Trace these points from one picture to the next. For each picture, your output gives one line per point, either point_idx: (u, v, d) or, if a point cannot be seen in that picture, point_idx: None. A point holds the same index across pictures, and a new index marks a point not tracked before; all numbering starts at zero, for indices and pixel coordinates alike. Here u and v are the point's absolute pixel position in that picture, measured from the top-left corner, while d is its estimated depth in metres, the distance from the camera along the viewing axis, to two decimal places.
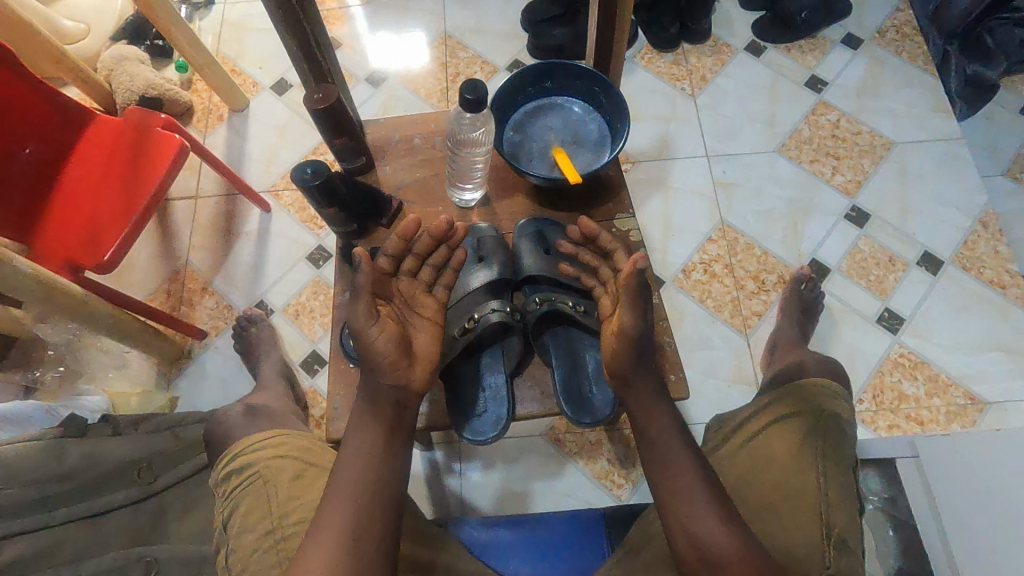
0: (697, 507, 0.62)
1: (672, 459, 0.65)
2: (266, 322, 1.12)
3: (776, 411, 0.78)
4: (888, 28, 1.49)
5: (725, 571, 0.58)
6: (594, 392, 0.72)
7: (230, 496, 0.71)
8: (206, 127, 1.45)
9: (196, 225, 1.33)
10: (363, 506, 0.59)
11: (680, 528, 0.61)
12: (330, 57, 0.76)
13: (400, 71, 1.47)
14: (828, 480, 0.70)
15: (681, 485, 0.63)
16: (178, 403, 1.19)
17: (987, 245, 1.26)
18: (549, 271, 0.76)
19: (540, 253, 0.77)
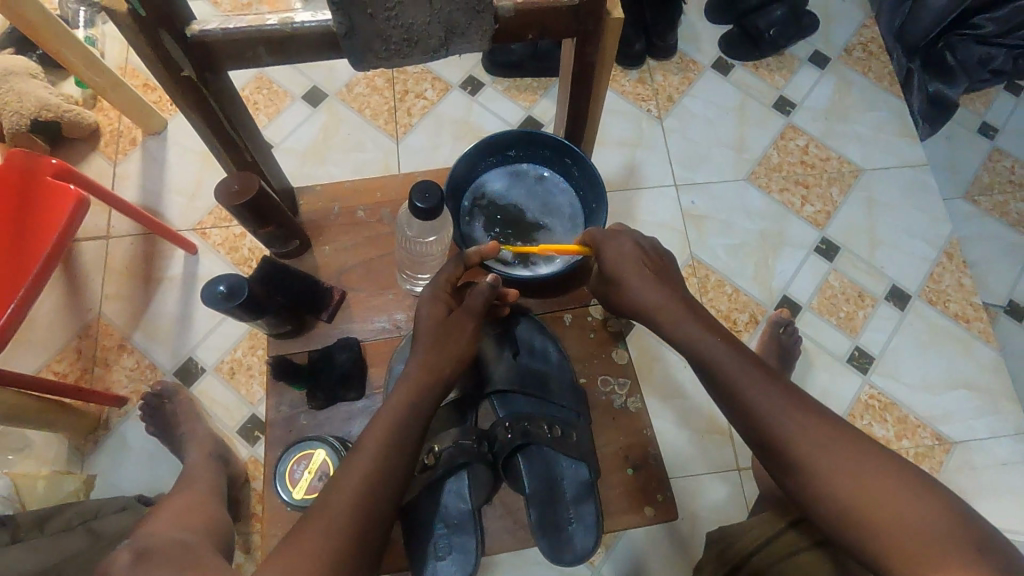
0: (755, 392, 0.67)
1: (731, 371, 0.70)
2: (181, 395, 1.01)
3: (791, 540, 0.71)
4: (854, 46, 1.45)
5: (790, 442, 0.64)
6: (572, 522, 0.77)
7: None
8: (116, 152, 1.26)
9: (108, 270, 1.17)
10: (397, 438, 0.64)
11: (740, 410, 0.68)
12: (251, 135, 0.73)
13: (342, 87, 1.32)
14: None
15: (737, 375, 0.69)
16: (95, 482, 1.04)
17: (951, 277, 1.25)
18: (514, 383, 0.81)
19: (507, 357, 0.83)
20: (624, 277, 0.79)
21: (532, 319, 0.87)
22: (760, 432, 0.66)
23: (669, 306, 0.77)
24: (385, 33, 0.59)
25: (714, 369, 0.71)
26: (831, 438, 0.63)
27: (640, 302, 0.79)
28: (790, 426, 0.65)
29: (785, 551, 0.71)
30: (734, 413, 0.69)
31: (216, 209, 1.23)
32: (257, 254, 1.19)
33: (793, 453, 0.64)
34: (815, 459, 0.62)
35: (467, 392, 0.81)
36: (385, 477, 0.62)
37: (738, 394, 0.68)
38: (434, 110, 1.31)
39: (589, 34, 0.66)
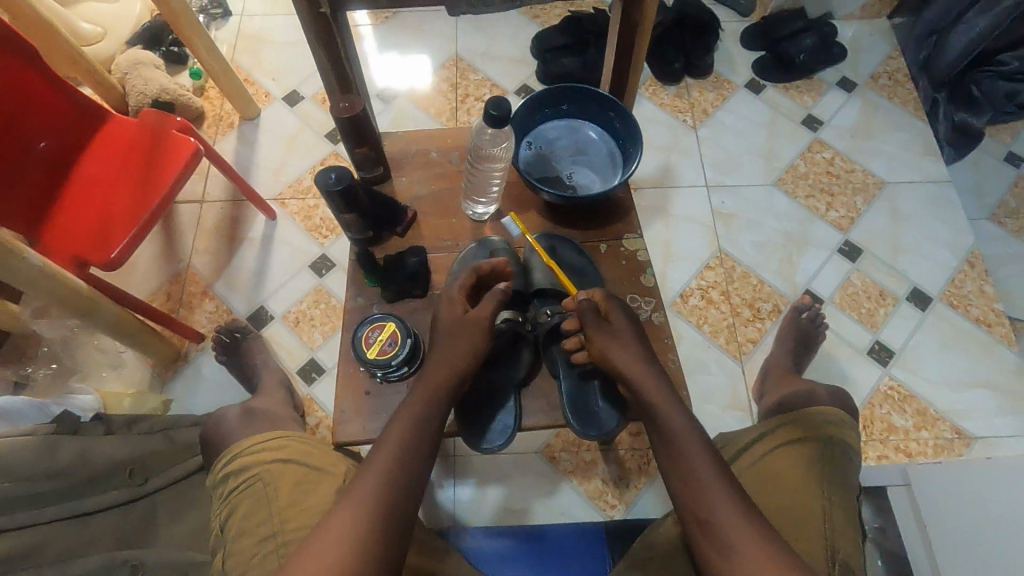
0: (699, 471, 0.63)
1: (690, 453, 0.64)
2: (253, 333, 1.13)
3: (782, 437, 0.73)
4: (880, 75, 1.56)
5: (717, 529, 0.60)
6: (601, 406, 0.75)
7: (229, 498, 0.72)
8: (216, 132, 1.46)
9: (200, 228, 1.34)
10: (417, 436, 0.63)
11: (679, 483, 0.64)
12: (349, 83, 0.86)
13: (412, 89, 1.51)
14: (831, 504, 0.67)
15: (687, 451, 0.65)
16: (171, 406, 1.17)
17: (973, 284, 1.30)
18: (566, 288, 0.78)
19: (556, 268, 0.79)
20: (617, 327, 0.71)
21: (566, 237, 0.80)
22: (692, 510, 0.62)
23: (643, 372, 0.69)
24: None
25: (675, 448, 0.65)
26: (766, 536, 0.59)
27: (624, 362, 0.69)
28: (728, 513, 0.60)
29: (773, 446, 0.73)
30: (677, 494, 0.64)
31: (295, 184, 1.40)
32: (327, 223, 1.36)
33: (721, 542, 0.59)
34: (744, 551, 0.58)
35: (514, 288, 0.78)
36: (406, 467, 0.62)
37: (690, 475, 0.63)
38: None
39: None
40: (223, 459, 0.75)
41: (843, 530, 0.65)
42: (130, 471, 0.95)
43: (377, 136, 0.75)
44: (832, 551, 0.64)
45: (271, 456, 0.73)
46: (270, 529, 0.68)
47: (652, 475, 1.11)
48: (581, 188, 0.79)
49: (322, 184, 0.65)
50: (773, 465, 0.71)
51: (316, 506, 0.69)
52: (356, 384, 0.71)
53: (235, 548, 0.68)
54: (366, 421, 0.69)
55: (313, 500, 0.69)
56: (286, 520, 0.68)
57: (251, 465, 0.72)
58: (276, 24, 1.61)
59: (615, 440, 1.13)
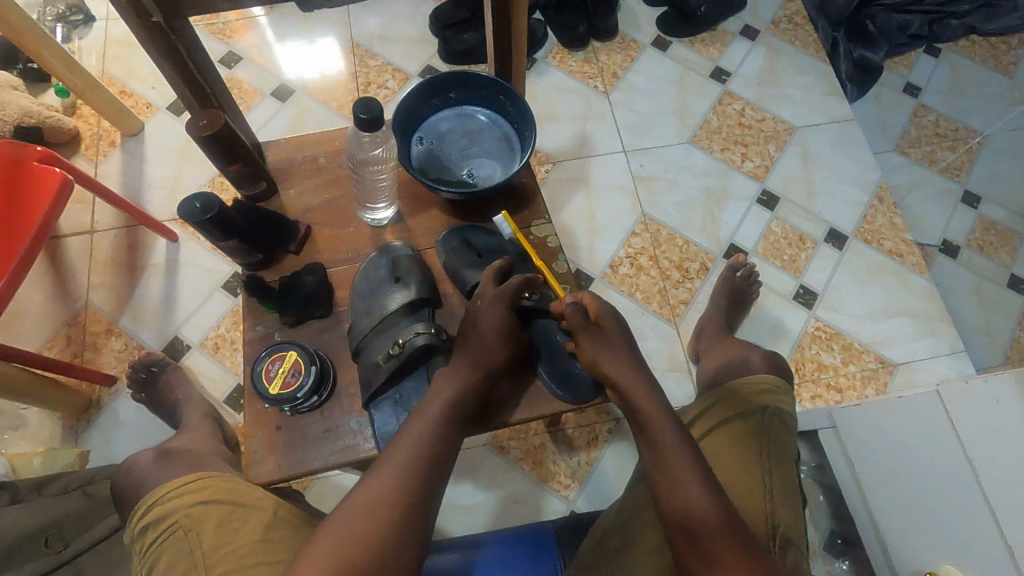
0: (687, 478, 0.61)
1: (673, 453, 0.64)
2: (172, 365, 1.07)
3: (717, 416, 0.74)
4: (781, 19, 1.57)
5: (704, 536, 0.58)
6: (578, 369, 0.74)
7: (149, 553, 0.66)
8: (96, 154, 1.33)
9: (94, 262, 1.23)
10: (432, 444, 0.62)
11: (668, 491, 0.62)
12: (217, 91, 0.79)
13: (309, 83, 1.41)
14: (770, 474, 0.68)
15: (678, 459, 0.63)
16: (90, 457, 1.09)
17: (884, 218, 1.35)
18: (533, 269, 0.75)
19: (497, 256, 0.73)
20: (611, 337, 0.72)
21: (481, 227, 0.76)
22: (680, 517, 0.60)
23: (635, 380, 0.69)
24: None
25: (658, 447, 0.65)
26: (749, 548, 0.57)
27: (614, 369, 0.70)
28: (711, 510, 0.59)
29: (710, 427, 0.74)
30: (659, 493, 0.63)
31: None
32: None
33: (707, 551, 0.57)
34: (721, 548, 0.57)
35: (420, 293, 0.70)
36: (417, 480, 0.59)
37: (671, 473, 0.63)
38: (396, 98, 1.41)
39: None
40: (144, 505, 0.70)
41: (782, 499, 0.67)
42: (46, 537, 0.88)
43: (250, 150, 0.69)
44: (772, 521, 0.64)
45: (191, 498, 0.68)
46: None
47: (603, 449, 1.12)
48: (482, 180, 0.75)
49: (186, 216, 0.58)
50: (713, 443, 0.72)
51: (242, 547, 0.64)
52: (265, 420, 0.66)
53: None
54: (280, 458, 0.65)
55: (236, 543, 0.64)
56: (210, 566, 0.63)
57: (169, 511, 0.67)
58: None
59: (561, 420, 1.13)
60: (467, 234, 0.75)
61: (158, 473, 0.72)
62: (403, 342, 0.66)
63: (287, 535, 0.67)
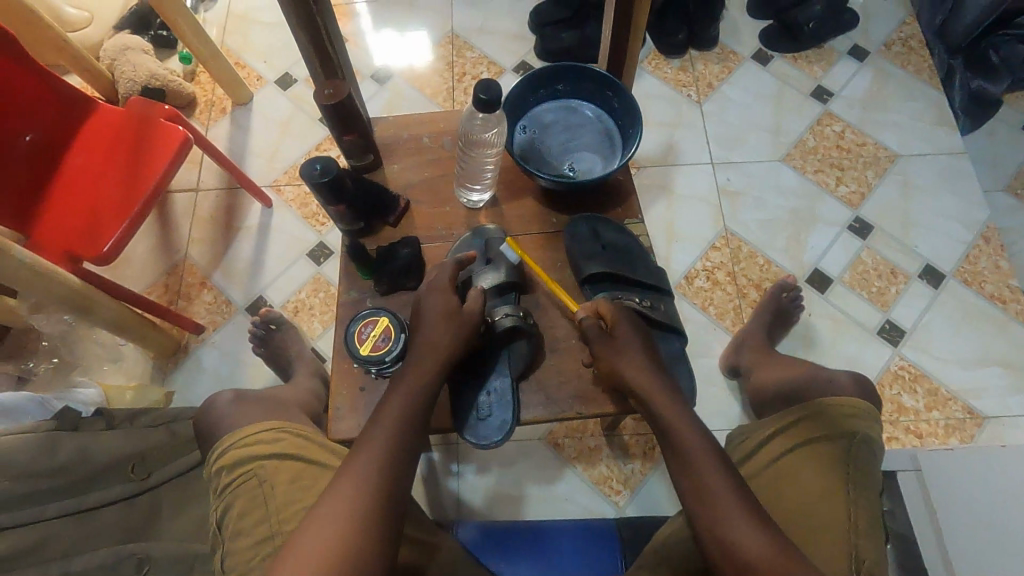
0: (727, 506, 0.59)
1: (703, 471, 0.62)
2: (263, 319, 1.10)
3: (803, 436, 0.73)
4: (894, 42, 1.50)
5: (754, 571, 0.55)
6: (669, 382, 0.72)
7: (224, 495, 0.67)
8: (208, 119, 1.43)
9: (195, 218, 1.32)
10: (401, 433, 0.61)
11: (707, 518, 0.60)
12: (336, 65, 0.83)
13: (407, 69, 1.46)
14: (857, 506, 0.66)
15: (711, 482, 0.61)
16: (173, 398, 1.17)
17: (988, 260, 1.26)
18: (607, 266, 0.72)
19: (596, 249, 0.73)
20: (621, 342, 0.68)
21: (588, 220, 0.75)
22: (725, 547, 0.57)
23: (647, 381, 0.66)
24: None
25: (689, 465, 0.63)
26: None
27: (628, 368, 0.66)
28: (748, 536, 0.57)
29: (797, 447, 0.72)
30: (697, 520, 0.60)
31: (290, 170, 1.37)
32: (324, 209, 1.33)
33: None
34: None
35: (508, 276, 0.72)
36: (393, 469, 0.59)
37: (709, 495, 0.60)
38: None
39: None
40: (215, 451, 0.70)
41: (867, 532, 0.65)
42: (132, 465, 0.95)
43: (365, 122, 0.72)
44: (855, 557, 0.63)
45: (266, 451, 0.68)
46: (264, 527, 0.64)
47: (658, 460, 1.10)
48: (582, 173, 0.75)
49: (306, 176, 0.62)
50: (798, 465, 0.71)
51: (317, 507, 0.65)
52: (350, 379, 0.69)
53: (230, 548, 0.64)
54: (361, 417, 0.68)
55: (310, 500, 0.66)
56: (282, 520, 0.64)
57: (243, 461, 0.68)
58: (267, 4, 1.56)
59: (620, 426, 1.12)
60: (574, 229, 0.75)
61: (238, 413, 0.74)
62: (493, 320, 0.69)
63: None
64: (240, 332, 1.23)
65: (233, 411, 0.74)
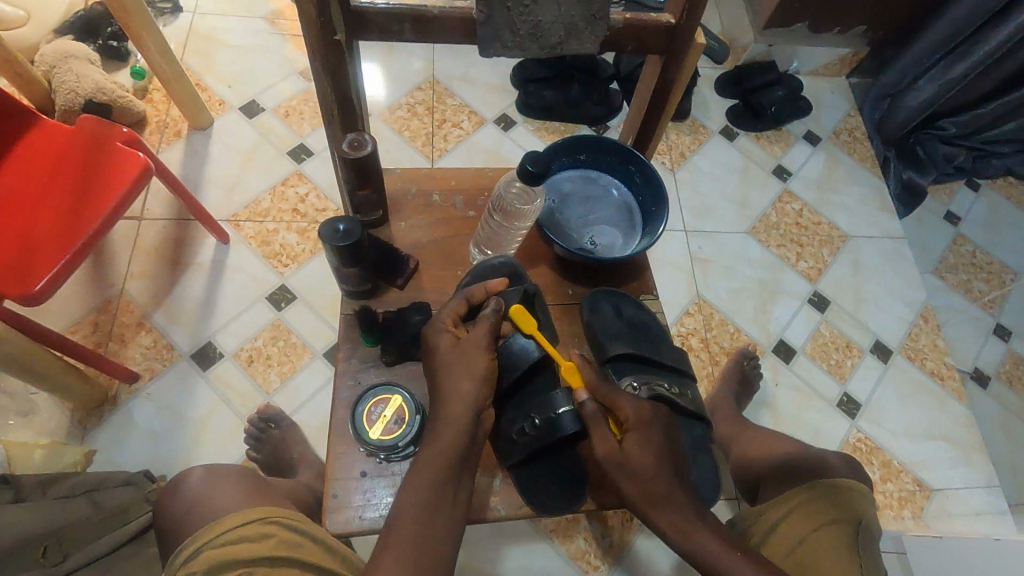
0: None
1: None
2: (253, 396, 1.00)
3: (812, 519, 0.67)
4: (841, 131, 1.64)
5: None
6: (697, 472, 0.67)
7: None
8: (159, 141, 1.30)
9: (137, 250, 1.18)
10: (432, 497, 0.55)
11: None
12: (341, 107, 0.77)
13: (385, 109, 1.42)
14: None
15: None
16: (94, 458, 1.00)
17: (927, 337, 1.37)
18: (631, 346, 0.70)
19: (619, 326, 0.71)
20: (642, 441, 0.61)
21: (608, 292, 0.73)
22: None
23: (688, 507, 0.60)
24: (516, 27, 0.56)
25: None
26: None
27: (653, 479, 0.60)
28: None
29: (808, 529, 0.67)
30: None
31: (251, 204, 1.26)
32: (288, 249, 1.23)
33: None
34: None
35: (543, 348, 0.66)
36: (434, 541, 0.54)
37: None
38: (469, 139, 1.41)
39: (673, 56, 0.62)
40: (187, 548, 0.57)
41: None
42: (44, 546, 0.79)
43: (382, 178, 0.67)
44: None
45: (254, 549, 0.56)
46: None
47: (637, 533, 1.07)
48: (602, 248, 0.74)
49: (327, 238, 0.56)
50: (811, 549, 0.65)
51: None
52: (348, 463, 0.61)
53: None
54: (361, 507, 0.59)
55: None
56: None
57: (224, 564, 0.55)
58: (234, 26, 1.47)
59: None
60: (596, 304, 0.72)
61: (217, 496, 0.63)
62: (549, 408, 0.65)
63: None
64: (182, 381, 1.09)
65: (205, 491, 0.64)
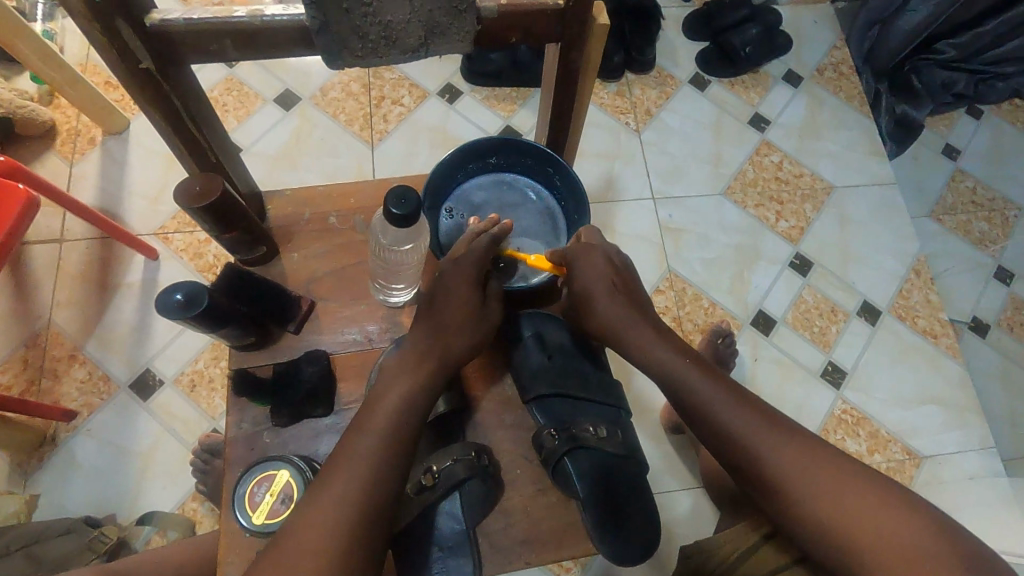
0: (725, 412, 0.60)
1: (689, 380, 0.63)
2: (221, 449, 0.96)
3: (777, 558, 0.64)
4: (826, 67, 1.48)
5: (760, 466, 0.58)
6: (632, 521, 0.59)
7: None
8: (73, 151, 1.20)
9: (61, 276, 1.10)
10: (390, 435, 0.53)
11: (708, 428, 0.61)
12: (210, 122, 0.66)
13: (315, 91, 1.29)
14: None
15: (704, 396, 0.62)
16: (37, 504, 0.97)
17: (920, 293, 1.27)
18: (555, 385, 0.63)
19: (542, 360, 0.65)
20: (588, 288, 0.66)
21: (533, 318, 0.68)
22: (734, 454, 0.60)
23: (629, 324, 0.66)
24: (362, 31, 0.47)
25: (674, 384, 0.64)
26: (815, 455, 0.57)
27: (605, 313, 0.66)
28: (767, 439, 0.58)
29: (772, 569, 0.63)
30: (698, 429, 0.63)
31: (179, 213, 1.17)
32: (222, 260, 1.15)
33: (770, 480, 0.57)
34: (773, 466, 0.57)
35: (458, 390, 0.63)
36: (379, 483, 0.50)
37: (704, 408, 0.61)
38: (411, 117, 1.29)
39: (572, 41, 0.53)
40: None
41: None
42: None
43: (250, 216, 0.58)
44: None
45: None
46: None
47: None
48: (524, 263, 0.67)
49: (163, 316, 0.47)
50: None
51: None
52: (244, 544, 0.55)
53: None
54: None
55: None
56: None
57: None
58: None
59: None
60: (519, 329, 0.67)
61: None
62: (437, 470, 0.57)
63: None
64: (122, 415, 1.04)
65: None
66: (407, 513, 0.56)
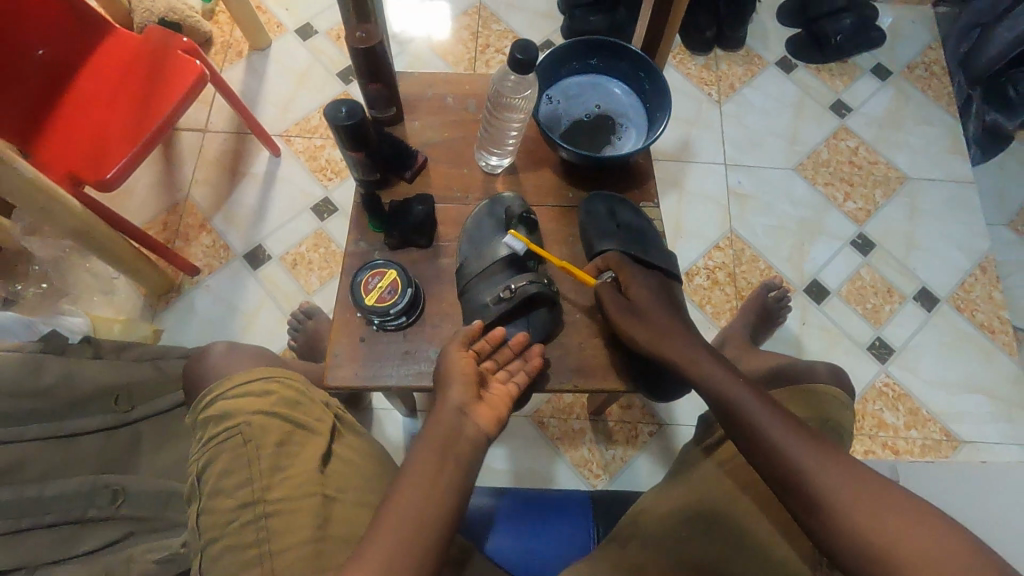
0: (769, 421, 0.58)
1: (732, 390, 0.62)
2: (321, 316, 1.11)
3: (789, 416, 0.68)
4: (917, 65, 1.50)
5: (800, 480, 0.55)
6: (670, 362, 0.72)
7: (208, 444, 0.64)
8: (223, 61, 1.40)
9: (201, 159, 1.30)
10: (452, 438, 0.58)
11: (749, 436, 0.59)
12: None
13: (430, 34, 1.44)
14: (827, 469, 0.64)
15: (748, 405, 0.60)
16: (160, 337, 1.15)
17: (982, 289, 1.28)
18: (619, 244, 0.73)
19: (611, 227, 0.74)
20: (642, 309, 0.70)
21: (607, 198, 0.76)
22: (773, 467, 0.57)
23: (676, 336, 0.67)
24: None
25: (718, 393, 0.63)
26: (860, 476, 0.54)
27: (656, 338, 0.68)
28: (808, 454, 0.56)
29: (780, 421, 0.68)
30: (738, 437, 0.60)
31: (302, 122, 1.35)
32: (333, 164, 1.31)
33: (809, 494, 0.54)
34: (813, 480, 0.54)
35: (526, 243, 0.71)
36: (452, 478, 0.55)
37: (746, 417, 0.60)
38: None
39: None
40: (202, 402, 0.68)
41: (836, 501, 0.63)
42: (115, 398, 0.86)
43: (392, 73, 0.73)
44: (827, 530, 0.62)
45: (256, 405, 0.65)
46: (252, 504, 0.62)
47: (639, 449, 1.12)
48: (616, 147, 0.78)
49: (330, 116, 0.62)
50: None
51: (301, 474, 0.63)
52: (351, 329, 0.69)
53: (209, 503, 0.62)
54: (359, 367, 0.68)
55: (295, 468, 0.63)
56: (267, 482, 0.62)
57: (228, 413, 0.65)
58: None
59: (605, 412, 1.13)
60: (593, 206, 0.76)
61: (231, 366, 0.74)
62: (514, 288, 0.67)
63: (342, 470, 0.67)
64: (235, 277, 1.22)
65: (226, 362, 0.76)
66: (483, 317, 0.68)
